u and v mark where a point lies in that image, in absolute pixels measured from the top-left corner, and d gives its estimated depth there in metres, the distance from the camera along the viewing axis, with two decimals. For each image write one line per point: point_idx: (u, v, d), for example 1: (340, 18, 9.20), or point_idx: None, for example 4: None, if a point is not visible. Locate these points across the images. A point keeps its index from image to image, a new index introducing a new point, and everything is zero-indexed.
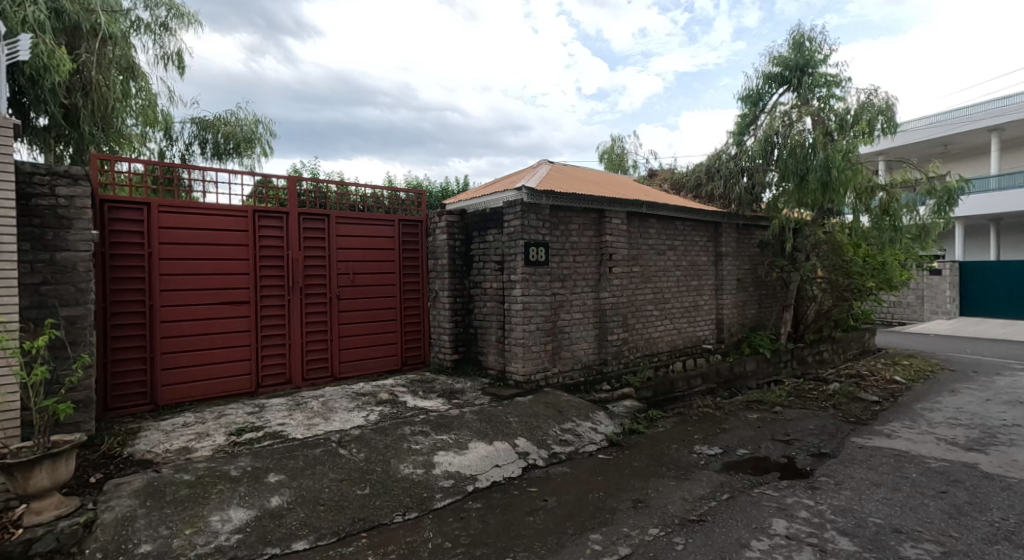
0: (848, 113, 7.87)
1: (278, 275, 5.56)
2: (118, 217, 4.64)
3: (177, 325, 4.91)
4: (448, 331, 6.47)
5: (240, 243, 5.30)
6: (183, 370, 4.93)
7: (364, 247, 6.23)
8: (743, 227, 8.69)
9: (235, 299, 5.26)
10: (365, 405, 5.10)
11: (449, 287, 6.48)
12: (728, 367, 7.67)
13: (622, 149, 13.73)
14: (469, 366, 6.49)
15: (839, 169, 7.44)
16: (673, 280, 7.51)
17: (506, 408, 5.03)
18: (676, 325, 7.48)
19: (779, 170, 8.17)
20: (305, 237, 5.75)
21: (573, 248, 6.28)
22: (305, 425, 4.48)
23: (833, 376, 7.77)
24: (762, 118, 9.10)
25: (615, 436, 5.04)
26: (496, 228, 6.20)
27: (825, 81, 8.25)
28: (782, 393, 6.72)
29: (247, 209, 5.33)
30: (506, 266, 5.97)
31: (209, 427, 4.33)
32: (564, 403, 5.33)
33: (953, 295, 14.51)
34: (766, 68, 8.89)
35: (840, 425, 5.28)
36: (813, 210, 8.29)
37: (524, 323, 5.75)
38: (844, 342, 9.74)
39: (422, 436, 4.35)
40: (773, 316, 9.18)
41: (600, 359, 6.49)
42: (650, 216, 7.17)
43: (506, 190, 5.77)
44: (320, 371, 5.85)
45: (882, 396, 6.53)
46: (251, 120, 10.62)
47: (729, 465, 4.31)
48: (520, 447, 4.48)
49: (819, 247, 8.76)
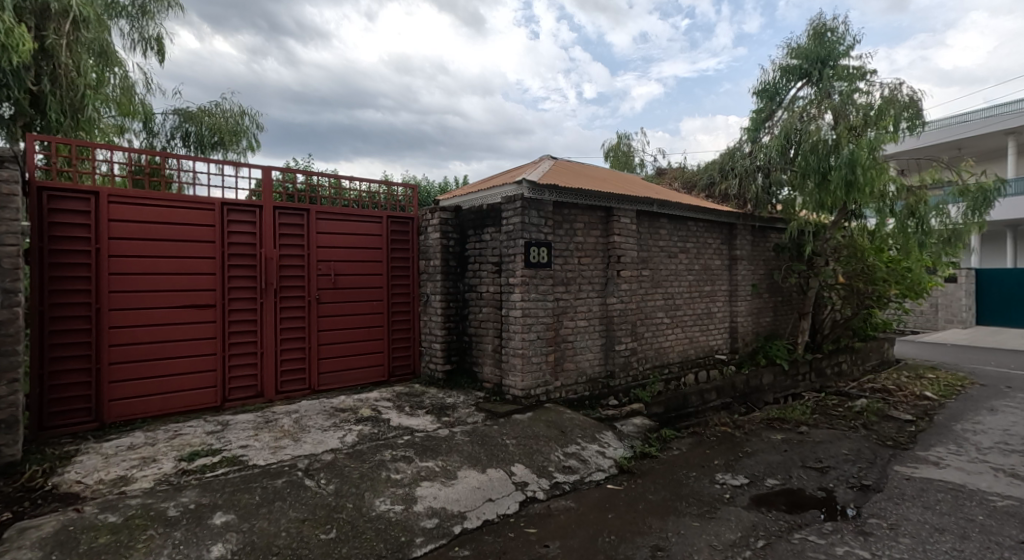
0: (874, 107, 7.30)
1: (250, 275, 4.99)
2: (59, 208, 4.06)
3: (131, 331, 4.35)
4: (439, 339, 5.90)
5: (206, 239, 4.73)
6: (137, 381, 4.37)
7: (348, 245, 5.66)
8: (758, 229, 8.13)
9: (199, 302, 4.69)
10: (343, 423, 4.52)
11: (441, 290, 5.91)
12: (744, 379, 7.09)
13: (628, 146, 13.16)
14: (462, 378, 5.91)
15: (864, 168, 6.87)
16: (685, 285, 6.95)
17: (502, 429, 4.45)
18: (687, 334, 6.92)
19: (797, 168, 7.64)
20: (281, 235, 5.18)
21: (578, 249, 5.72)
22: (270, 449, 3.89)
23: (856, 390, 7.20)
24: (779, 114, 8.57)
25: (626, 461, 4.45)
26: (494, 226, 5.63)
27: (848, 73, 7.71)
28: (805, 409, 6.14)
29: (214, 201, 4.77)
30: (504, 268, 5.41)
31: (158, 451, 3.75)
32: (567, 422, 4.76)
33: (969, 303, 13.97)
34: (784, 61, 8.37)
35: (878, 449, 4.70)
36: (835, 212, 7.73)
37: (524, 332, 5.17)
38: (864, 353, 9.16)
39: (404, 463, 3.77)
40: (789, 324, 8.62)
41: (607, 371, 5.92)
42: (661, 215, 6.62)
43: (506, 183, 5.25)
44: (296, 383, 5.28)
45: (915, 414, 5.95)
46: (237, 111, 10.07)
47: (758, 500, 3.73)
48: (517, 476, 3.90)
49: (840, 251, 8.22)
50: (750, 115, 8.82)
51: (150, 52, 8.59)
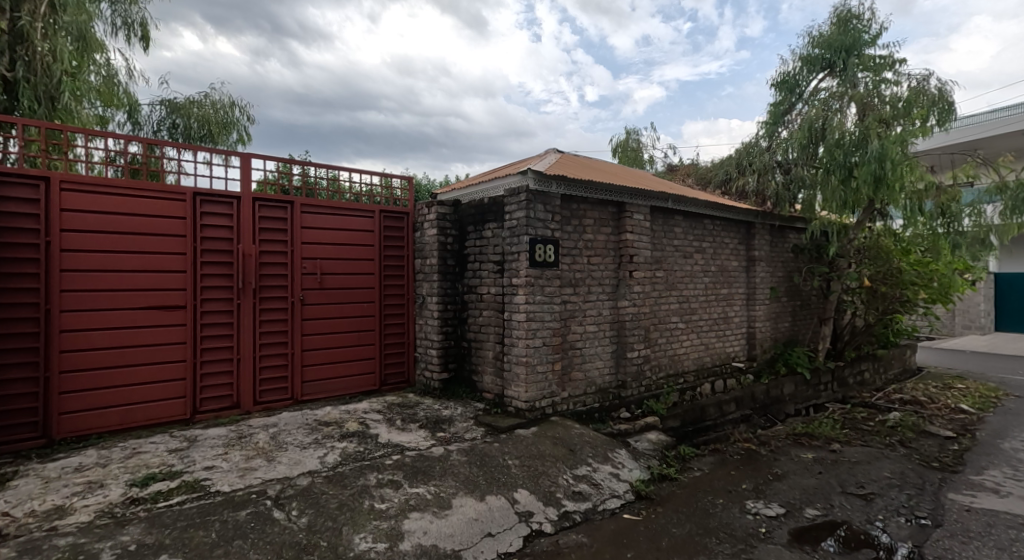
0: (903, 98, 6.81)
1: (225, 273, 4.51)
2: (4, 195, 3.61)
3: (86, 335, 3.87)
4: (436, 345, 5.40)
5: (175, 232, 4.26)
6: (94, 392, 3.90)
7: (336, 242, 5.18)
8: (776, 228, 7.64)
9: (167, 302, 4.21)
10: (326, 440, 4.03)
11: (438, 291, 5.43)
12: (764, 389, 6.59)
13: (636, 142, 12.69)
14: (460, 387, 5.42)
15: (894, 163, 6.36)
16: (701, 287, 6.47)
17: (504, 447, 3.99)
18: (703, 340, 6.43)
19: (820, 164, 7.16)
20: (261, 229, 4.71)
21: (587, 247, 5.24)
22: (238, 472, 3.40)
23: (884, 402, 6.69)
24: (798, 107, 8.09)
25: (642, 485, 3.96)
26: (496, 221, 5.15)
27: (874, 63, 7.21)
28: (833, 424, 5.64)
29: (185, 190, 4.30)
30: (506, 267, 4.93)
31: (109, 473, 3.26)
32: (577, 440, 4.27)
33: (988, 309, 13.46)
34: (805, 50, 7.90)
35: (925, 472, 4.20)
36: (859, 211, 7.23)
37: (528, 338, 4.68)
38: (887, 360, 8.65)
39: (391, 490, 3.30)
40: (809, 330, 8.12)
41: (618, 381, 5.42)
42: (676, 212, 6.14)
43: (509, 174, 4.79)
44: (277, 393, 4.80)
45: (955, 430, 5.44)
46: (227, 103, 9.63)
47: (799, 535, 3.25)
48: (521, 505, 3.43)
49: (864, 253, 7.71)
50: (769, 108, 8.33)
51: (134, 39, 8.15)
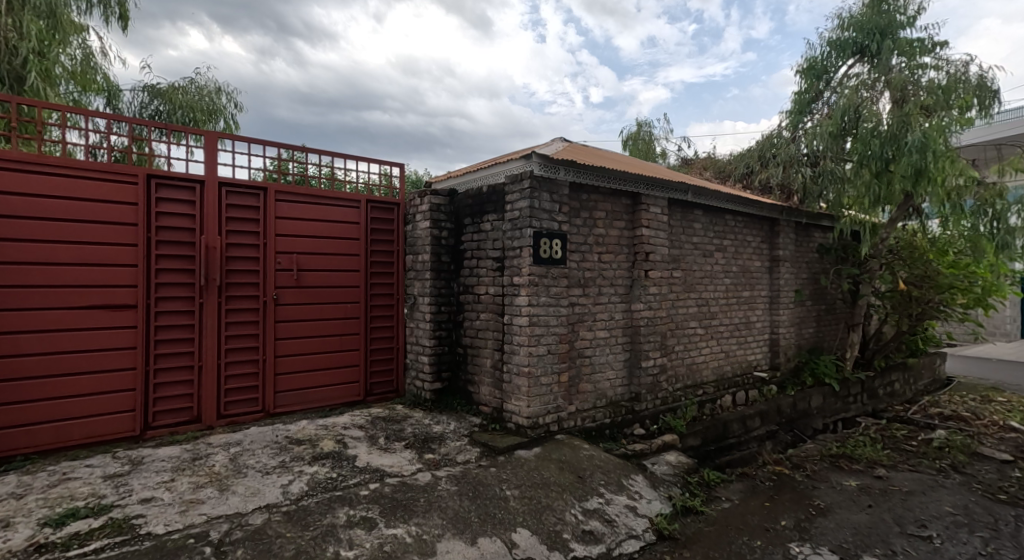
0: (943, 86, 6.20)
1: (185, 268, 3.93)
2: None
3: (13, 339, 3.32)
4: (428, 351, 4.82)
5: (124, 220, 3.70)
6: (25, 406, 3.36)
7: (316, 234, 4.61)
8: (802, 226, 7.01)
9: (113, 301, 3.65)
10: (294, 463, 3.45)
11: (430, 291, 4.84)
12: (791, 402, 5.99)
13: (648, 135, 12.09)
14: (454, 399, 4.84)
15: (936, 155, 5.75)
16: (721, 289, 5.87)
17: (502, 474, 3.45)
18: (723, 348, 5.84)
19: (853, 155, 6.54)
20: (228, 219, 4.14)
21: (598, 243, 4.65)
22: (180, 506, 2.82)
23: (923, 418, 6.07)
24: (827, 95, 7.48)
25: (665, 522, 3.38)
26: (495, 212, 4.57)
27: (911, 47, 6.57)
28: (871, 444, 5.04)
29: (137, 172, 3.74)
30: (506, 264, 4.35)
31: (21, 509, 2.69)
32: (586, 465, 3.70)
33: (1014, 315, 12.78)
34: (834, 34, 7.28)
35: (994, 508, 3.60)
36: (892, 208, 6.63)
37: (531, 345, 4.10)
38: (919, 370, 8.01)
39: (364, 532, 2.73)
40: (835, 337, 7.50)
41: (631, 393, 4.84)
42: (695, 206, 5.56)
43: (510, 158, 4.23)
44: (246, 405, 4.23)
45: (1012, 453, 4.83)
46: (213, 89, 9.08)
47: None
48: (521, 550, 2.88)
49: (896, 254, 7.10)
50: (793, 97, 7.74)
51: (111, 18, 7.60)
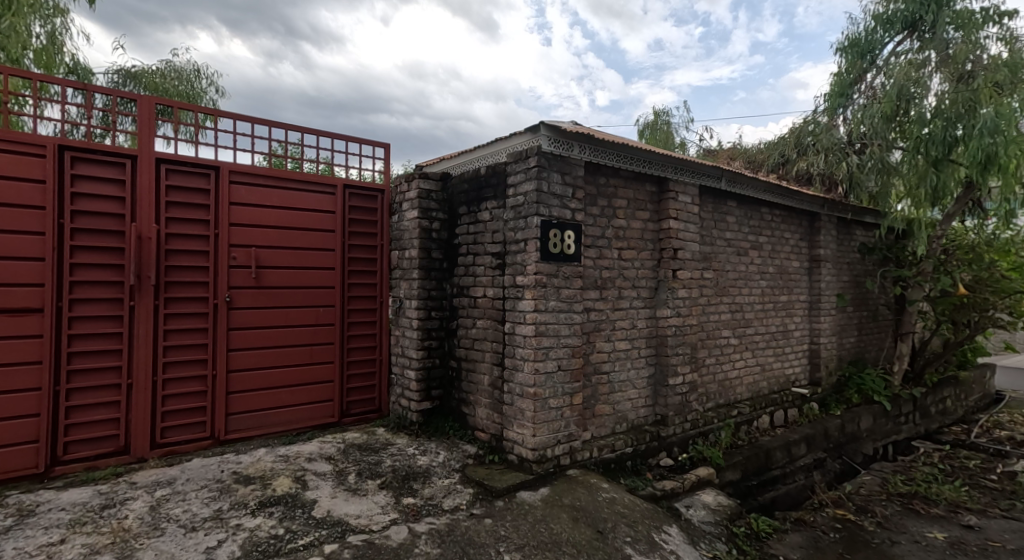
0: (1011, 62, 5.34)
1: (109, 263, 3.18)
2: None
3: None
4: (414, 365, 4.05)
5: (27, 200, 2.96)
6: None
7: (280, 224, 3.85)
8: (844, 222, 6.20)
9: (11, 303, 2.90)
10: (232, 514, 2.67)
11: (417, 294, 4.07)
12: (838, 425, 5.19)
13: (666, 125, 11.34)
14: (446, 421, 4.07)
15: (1010, 139, 4.92)
16: (757, 293, 5.07)
17: (501, 529, 2.68)
18: (760, 361, 5.04)
19: (907, 140, 5.71)
20: (168, 203, 3.39)
21: (618, 237, 3.87)
22: None
23: (991, 444, 5.23)
24: (870, 76, 6.56)
25: None
26: (495, 198, 3.80)
27: (972, 19, 5.70)
28: (943, 480, 4.22)
29: (47, 142, 3.01)
30: (508, 260, 3.58)
31: None
32: (610, 514, 2.92)
33: None
34: (880, 6, 6.35)
35: None
36: (951, 202, 5.80)
37: (537, 359, 3.31)
38: (971, 385, 7.17)
39: None
40: (879, 347, 6.68)
41: (656, 416, 4.05)
42: (728, 196, 4.77)
43: (514, 131, 3.45)
44: (190, 431, 3.47)
45: None
46: (193, 73, 8.42)
47: None
48: None
49: (950, 254, 6.27)
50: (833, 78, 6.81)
51: None
